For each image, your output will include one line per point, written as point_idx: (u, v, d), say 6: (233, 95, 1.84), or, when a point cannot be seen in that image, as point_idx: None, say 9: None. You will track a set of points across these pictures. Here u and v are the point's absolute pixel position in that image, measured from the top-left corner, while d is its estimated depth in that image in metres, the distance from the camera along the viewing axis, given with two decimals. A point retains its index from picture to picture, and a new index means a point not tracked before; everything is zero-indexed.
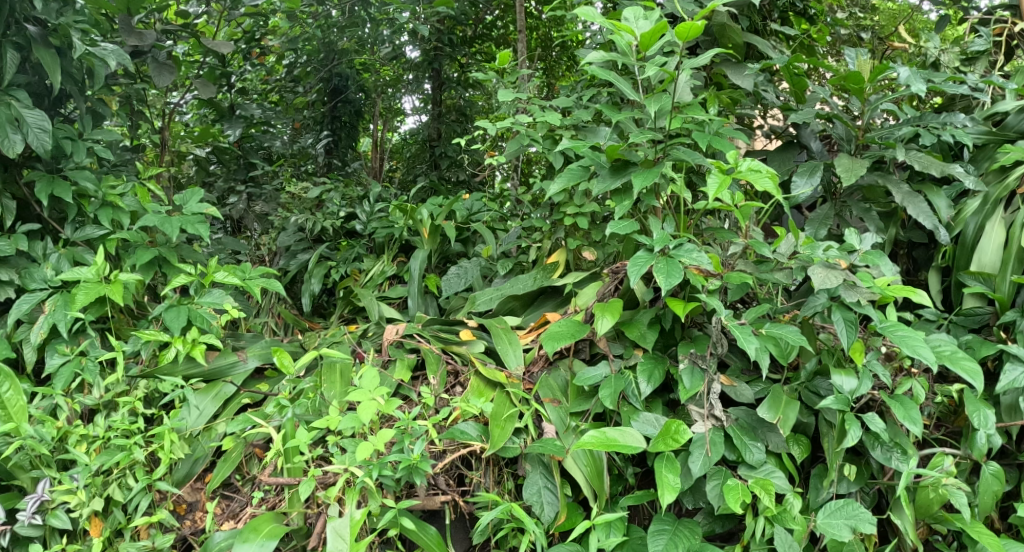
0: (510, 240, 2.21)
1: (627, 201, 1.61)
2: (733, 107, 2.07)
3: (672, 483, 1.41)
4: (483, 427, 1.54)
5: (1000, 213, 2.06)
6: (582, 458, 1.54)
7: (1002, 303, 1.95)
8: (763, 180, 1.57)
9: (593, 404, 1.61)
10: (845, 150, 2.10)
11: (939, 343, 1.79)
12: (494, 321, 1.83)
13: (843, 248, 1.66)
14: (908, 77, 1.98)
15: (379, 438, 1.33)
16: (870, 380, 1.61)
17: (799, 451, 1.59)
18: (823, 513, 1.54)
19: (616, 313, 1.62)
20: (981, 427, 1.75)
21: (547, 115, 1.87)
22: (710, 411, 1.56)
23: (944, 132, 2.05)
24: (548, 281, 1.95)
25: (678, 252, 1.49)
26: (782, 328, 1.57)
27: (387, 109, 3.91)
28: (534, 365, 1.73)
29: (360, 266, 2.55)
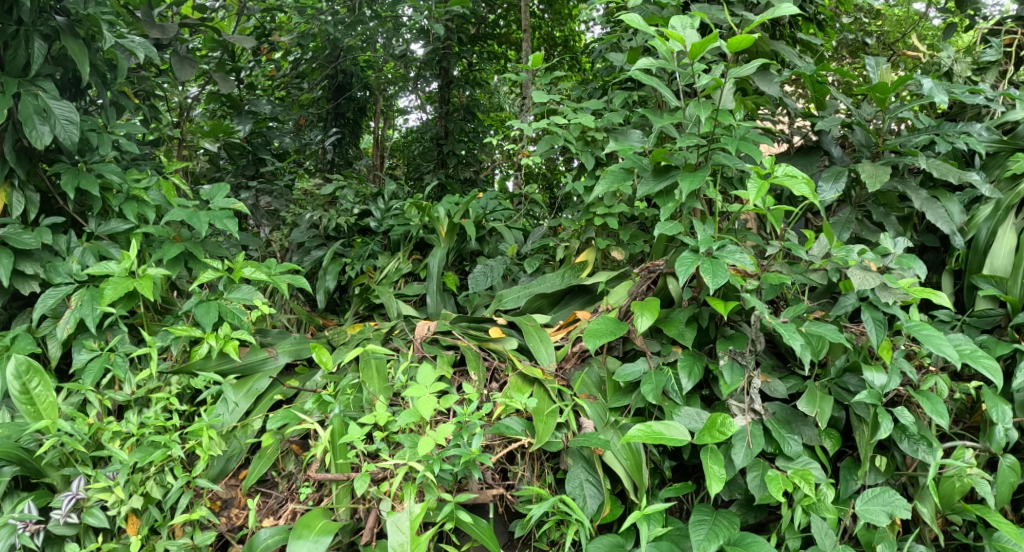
0: (535, 238, 2.34)
1: (670, 202, 1.63)
2: (757, 113, 2.08)
3: (719, 474, 1.44)
4: (527, 423, 1.56)
5: (1011, 219, 2.12)
6: (622, 452, 1.56)
7: (1014, 305, 2.01)
8: (801, 186, 1.60)
9: (632, 398, 1.63)
10: (864, 156, 2.16)
11: (960, 343, 1.84)
12: (525, 319, 1.84)
13: (878, 251, 1.72)
14: (931, 88, 2.03)
15: (440, 433, 1.34)
16: (899, 376, 1.64)
17: (832, 445, 1.62)
18: (860, 500, 1.60)
19: (654, 312, 1.64)
20: (999, 422, 1.81)
21: (582, 117, 1.89)
22: (750, 406, 1.58)
23: (959, 140, 2.08)
24: (577, 280, 1.96)
25: (722, 252, 1.52)
26: (820, 327, 1.61)
27: (387, 106, 3.92)
28: (568, 362, 1.75)
29: (376, 264, 2.54)
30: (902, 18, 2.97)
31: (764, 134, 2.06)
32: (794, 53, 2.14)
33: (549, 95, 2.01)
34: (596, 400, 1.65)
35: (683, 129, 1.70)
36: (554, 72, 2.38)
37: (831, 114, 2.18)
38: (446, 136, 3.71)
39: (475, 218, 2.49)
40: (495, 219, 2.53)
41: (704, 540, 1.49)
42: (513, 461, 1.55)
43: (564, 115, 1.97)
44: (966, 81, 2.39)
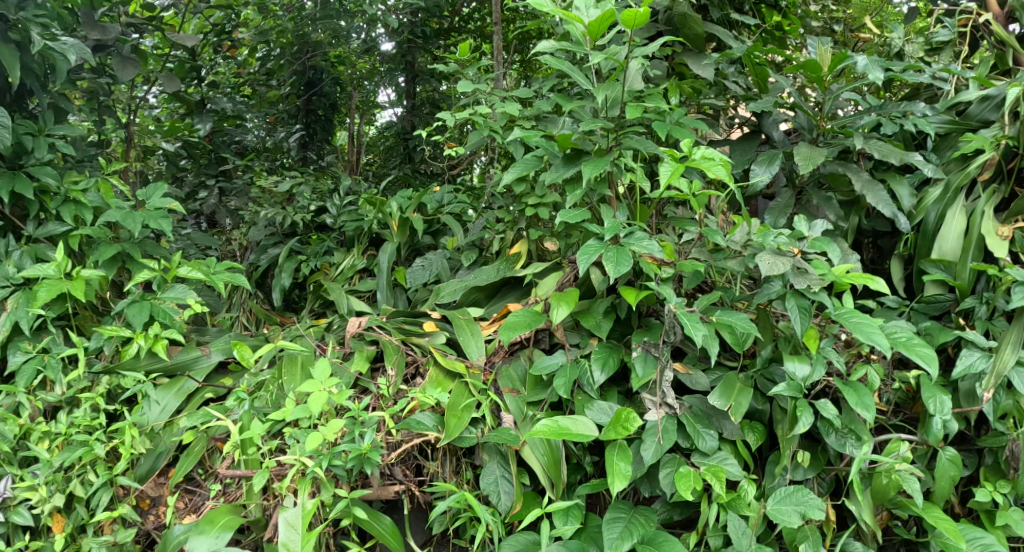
0: (477, 230, 2.73)
1: (579, 192, 2.25)
2: (695, 95, 2.59)
3: (624, 472, 1.88)
4: (439, 416, 2.00)
5: (960, 201, 2.44)
6: (541, 448, 1.98)
7: (963, 290, 2.34)
8: (713, 168, 2.11)
9: (548, 394, 2.08)
10: (807, 138, 2.49)
11: (896, 331, 2.20)
12: (458, 314, 2.32)
13: (795, 235, 2.23)
14: (866, 66, 2.28)
15: (327, 431, 1.70)
16: (824, 366, 2.18)
17: (753, 439, 2.20)
18: (775, 502, 2.09)
19: (572, 303, 2.08)
20: (938, 412, 2.15)
21: (509, 109, 2.50)
22: (663, 401, 2.05)
23: (906, 122, 2.41)
24: (512, 273, 2.42)
25: (630, 242, 2.02)
26: (732, 318, 2.18)
27: (363, 102, 3.99)
28: (496, 355, 2.21)
29: (331, 260, 2.75)
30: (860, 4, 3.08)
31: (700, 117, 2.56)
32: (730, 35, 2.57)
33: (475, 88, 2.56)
34: (519, 395, 2.11)
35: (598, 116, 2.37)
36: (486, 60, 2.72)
37: (771, 98, 2.50)
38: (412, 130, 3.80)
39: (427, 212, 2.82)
40: (448, 212, 2.86)
41: (619, 538, 1.92)
42: (427, 457, 2.00)
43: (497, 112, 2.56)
44: (918, 61, 2.57)
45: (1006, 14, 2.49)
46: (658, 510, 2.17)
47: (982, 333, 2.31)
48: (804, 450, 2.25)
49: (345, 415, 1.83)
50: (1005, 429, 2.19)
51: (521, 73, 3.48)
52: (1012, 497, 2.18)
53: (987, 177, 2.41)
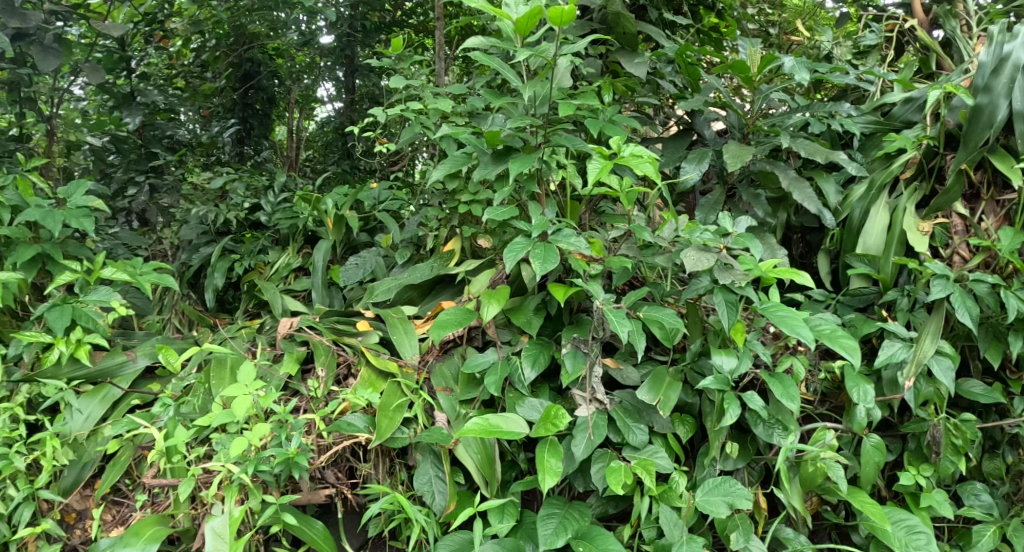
0: (411, 228, 2.86)
1: (509, 193, 2.44)
2: (629, 93, 2.66)
3: (552, 467, 2.19)
4: (370, 418, 2.30)
5: (883, 198, 2.55)
6: (475, 446, 2.28)
7: (885, 283, 2.43)
8: (639, 164, 2.29)
9: (479, 392, 2.45)
10: (736, 137, 2.62)
11: (820, 324, 2.29)
12: (390, 313, 2.61)
13: (720, 232, 2.38)
14: (793, 67, 2.39)
15: (253, 436, 1.85)
16: (749, 358, 2.31)
17: (682, 432, 2.38)
18: (702, 493, 2.22)
19: (500, 301, 2.47)
20: (861, 401, 2.24)
21: (441, 103, 2.56)
22: (591, 395, 2.37)
23: (832, 122, 2.53)
24: (443, 271, 2.70)
25: (558, 239, 2.38)
26: (658, 315, 2.36)
27: (302, 96, 4.15)
28: (430, 354, 2.56)
29: (265, 259, 2.81)
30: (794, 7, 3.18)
31: (631, 118, 2.62)
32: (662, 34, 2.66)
33: (406, 82, 2.56)
34: (452, 392, 2.47)
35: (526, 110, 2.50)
36: (422, 56, 2.73)
37: (704, 96, 2.57)
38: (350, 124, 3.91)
39: (361, 208, 2.90)
40: (385, 209, 2.95)
41: (552, 533, 2.11)
42: (360, 459, 2.29)
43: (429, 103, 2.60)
44: (846, 64, 2.66)
45: (930, 20, 2.59)
46: (593, 504, 2.33)
47: (904, 325, 2.39)
48: (733, 441, 2.37)
49: (272, 420, 1.95)
50: (926, 415, 2.29)
51: (461, 69, 3.43)
52: (934, 480, 2.28)
53: (909, 176, 2.52)
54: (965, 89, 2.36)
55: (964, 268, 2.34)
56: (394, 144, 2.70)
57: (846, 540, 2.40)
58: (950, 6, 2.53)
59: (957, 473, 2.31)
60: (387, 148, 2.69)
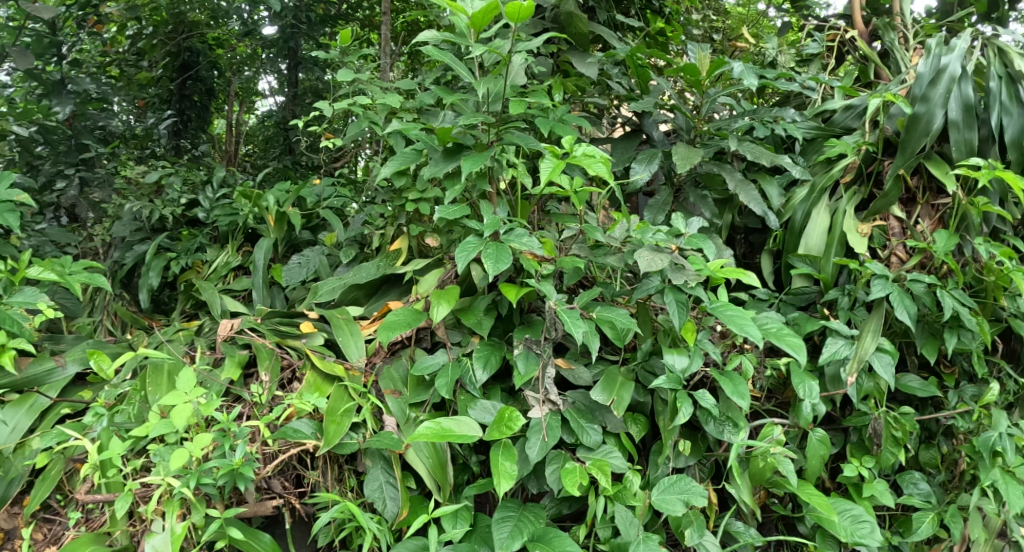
0: (357, 227, 2.82)
1: (458, 189, 2.42)
2: (579, 93, 2.69)
3: (506, 471, 2.28)
4: (317, 423, 2.31)
5: (824, 201, 2.61)
6: (425, 451, 2.35)
7: (827, 283, 2.50)
8: (591, 165, 2.30)
9: (430, 395, 2.48)
10: (684, 139, 2.67)
11: (767, 323, 2.36)
12: (335, 314, 2.59)
13: (673, 233, 2.46)
14: (741, 72, 2.45)
15: (193, 448, 1.84)
16: (699, 357, 2.42)
17: (636, 431, 2.48)
18: (658, 492, 2.29)
19: (449, 301, 2.44)
20: (806, 397, 2.31)
21: (388, 98, 2.50)
22: (546, 397, 2.44)
23: (776, 126, 2.57)
24: (391, 271, 2.67)
25: (510, 238, 2.42)
26: (612, 314, 2.43)
27: (243, 89, 4.22)
28: (377, 356, 2.57)
29: (203, 258, 2.73)
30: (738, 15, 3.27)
31: (582, 117, 2.67)
32: (613, 36, 2.67)
33: (354, 75, 2.49)
34: (400, 395, 2.49)
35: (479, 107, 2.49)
36: (369, 49, 2.67)
37: (650, 98, 2.62)
38: (292, 119, 3.77)
39: (304, 205, 2.83)
40: (328, 207, 2.89)
41: (507, 537, 2.21)
42: (307, 467, 2.31)
43: (375, 98, 2.55)
44: (789, 71, 2.70)
45: (869, 32, 2.67)
46: (547, 505, 2.40)
47: (845, 322, 2.46)
48: (686, 439, 2.46)
49: (213, 428, 1.96)
50: (867, 408, 2.35)
51: (408, 65, 3.41)
52: (875, 471, 2.35)
53: (849, 180, 2.59)
54: (903, 97, 2.42)
55: (902, 269, 2.41)
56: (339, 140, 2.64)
57: (793, 531, 2.48)
58: (889, 19, 2.62)
59: (896, 464, 2.37)
60: (333, 144, 2.63)
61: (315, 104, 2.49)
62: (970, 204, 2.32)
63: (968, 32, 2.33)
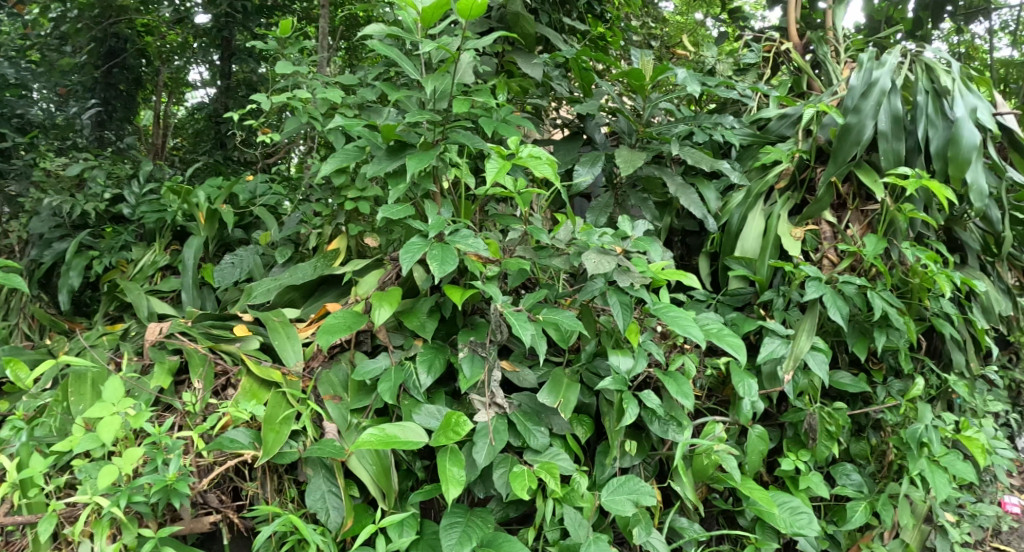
0: (293, 225, 2.74)
1: (402, 188, 2.40)
2: (523, 94, 2.68)
3: (454, 477, 2.27)
4: (254, 432, 2.29)
5: (759, 205, 2.65)
6: (368, 458, 2.35)
7: (762, 285, 2.54)
8: (536, 166, 2.31)
9: (371, 400, 2.45)
10: (627, 142, 2.69)
11: (708, 324, 2.41)
12: (270, 316, 2.53)
13: (620, 235, 2.51)
14: (685, 79, 2.51)
15: (123, 465, 1.92)
16: (644, 357, 2.48)
17: (582, 432, 2.53)
18: (607, 493, 2.36)
19: (391, 304, 2.41)
20: (746, 395, 2.39)
21: (329, 93, 2.47)
22: (491, 400, 2.44)
23: (715, 132, 2.61)
24: (329, 272, 2.61)
25: (456, 240, 2.40)
26: (558, 317, 2.45)
27: (173, 80, 4.12)
28: (315, 360, 2.51)
29: (128, 257, 2.64)
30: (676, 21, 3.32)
31: (526, 117, 2.68)
32: (558, 38, 2.69)
33: (293, 67, 2.46)
34: (340, 400, 2.45)
35: (425, 105, 2.47)
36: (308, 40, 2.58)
37: (595, 100, 2.68)
38: (223, 111, 3.81)
39: (234, 201, 2.73)
40: (261, 204, 2.81)
41: (457, 543, 2.27)
42: (245, 479, 2.30)
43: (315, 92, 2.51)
44: (726, 80, 2.70)
45: (803, 44, 2.76)
46: (494, 509, 2.44)
47: (780, 323, 2.52)
48: (631, 439, 2.53)
49: (144, 442, 2.05)
50: (802, 405, 2.43)
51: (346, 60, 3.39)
52: (811, 464, 2.42)
53: (783, 186, 2.65)
54: (834, 108, 2.50)
55: (834, 272, 2.48)
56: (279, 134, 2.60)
57: (733, 523, 2.56)
58: (822, 33, 2.70)
59: (829, 456, 2.45)
60: (270, 140, 2.58)
61: (252, 96, 2.44)
62: (897, 211, 2.38)
63: (897, 48, 2.42)
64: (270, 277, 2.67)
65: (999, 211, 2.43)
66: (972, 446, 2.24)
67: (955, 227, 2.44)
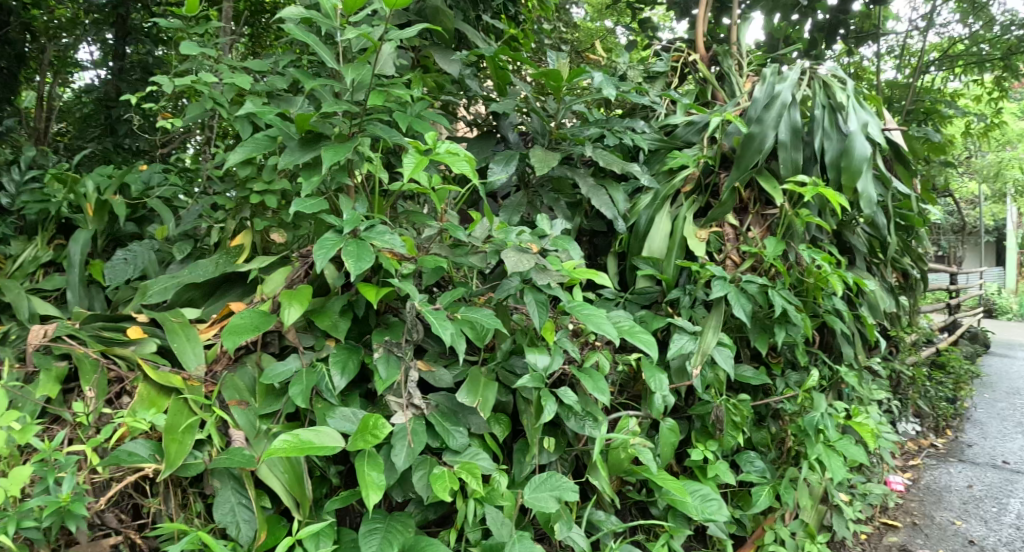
0: (191, 218, 2.64)
1: (314, 182, 2.33)
2: (438, 89, 2.70)
3: (375, 483, 2.20)
4: (156, 444, 2.15)
5: (666, 207, 2.77)
6: (281, 467, 2.23)
7: (668, 284, 2.65)
8: (454, 162, 2.29)
9: (282, 404, 2.34)
10: (541, 143, 2.74)
11: (620, 321, 2.48)
12: (169, 317, 2.36)
13: (539, 235, 2.56)
14: (601, 83, 2.59)
15: (9, 484, 1.85)
16: (559, 354, 2.51)
17: (499, 431, 2.52)
18: (529, 490, 2.38)
19: (301, 303, 2.33)
20: (657, 390, 2.44)
21: (238, 79, 2.37)
22: (408, 402, 2.42)
23: (625, 136, 2.68)
24: (231, 270, 2.48)
25: (372, 235, 2.36)
26: (475, 315, 2.45)
27: (59, 57, 4.52)
28: (218, 364, 2.38)
29: (7, 251, 2.51)
30: (587, 31, 3.46)
31: (441, 113, 2.68)
32: (476, 36, 2.70)
33: (198, 49, 2.33)
34: (247, 406, 2.32)
35: (342, 95, 2.41)
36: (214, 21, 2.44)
37: (510, 100, 2.69)
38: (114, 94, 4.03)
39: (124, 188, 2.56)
40: (155, 196, 2.68)
41: (378, 548, 2.22)
42: (146, 495, 2.16)
43: (221, 77, 2.39)
44: (636, 86, 2.79)
45: (710, 56, 2.92)
46: (413, 513, 2.41)
47: (687, 320, 2.63)
48: (549, 436, 2.56)
49: (30, 458, 1.97)
50: (709, 398, 2.54)
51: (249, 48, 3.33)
52: (718, 453, 2.55)
53: (689, 190, 2.78)
54: (738, 117, 2.66)
55: (736, 272, 2.61)
56: (178, 119, 2.44)
57: (646, 513, 2.65)
58: (727, 46, 2.86)
59: (734, 445, 2.59)
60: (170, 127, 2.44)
61: (151, 78, 2.30)
62: (795, 215, 2.56)
63: (798, 65, 2.60)
64: (166, 274, 2.54)
65: (885, 218, 2.63)
66: (863, 430, 2.44)
67: (846, 231, 2.65)
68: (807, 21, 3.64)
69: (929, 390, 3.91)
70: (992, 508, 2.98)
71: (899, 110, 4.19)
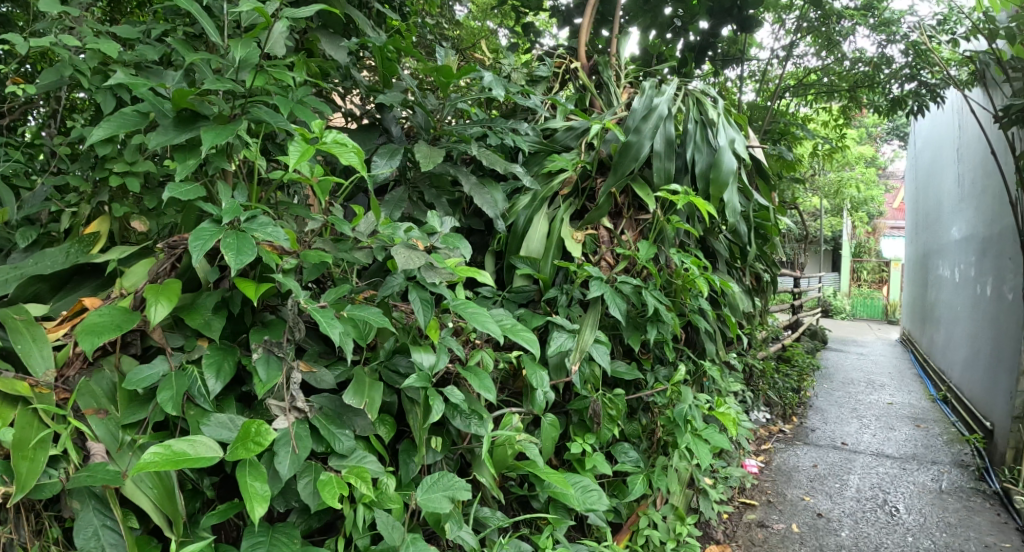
0: (37, 200, 2.40)
1: (189, 165, 2.10)
2: (323, 76, 2.57)
3: (259, 494, 2.01)
4: (5, 464, 1.88)
5: (543, 209, 2.83)
6: (147, 483, 1.97)
7: (545, 283, 2.70)
8: (345, 153, 2.17)
9: (148, 412, 2.04)
10: (422, 138, 2.66)
11: (507, 320, 2.46)
12: (10, 314, 2.04)
13: (429, 232, 2.49)
14: (490, 82, 2.59)
15: None
16: (444, 353, 2.42)
17: (384, 433, 2.37)
18: (422, 491, 2.33)
19: (170, 300, 2.05)
20: (539, 385, 2.50)
21: (103, 45, 2.12)
22: (291, 406, 2.20)
23: (506, 136, 2.70)
24: (84, 260, 2.18)
25: (253, 227, 2.11)
26: (359, 313, 2.30)
27: None
28: (70, 368, 2.04)
29: None
30: (470, 30, 3.49)
31: (319, 97, 2.46)
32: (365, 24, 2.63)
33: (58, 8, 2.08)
34: (107, 415, 2.02)
35: (223, 72, 2.20)
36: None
37: (395, 92, 2.63)
38: None
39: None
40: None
41: None
42: None
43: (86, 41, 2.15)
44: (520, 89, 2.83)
45: (590, 65, 3.12)
46: (297, 522, 2.24)
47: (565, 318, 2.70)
48: (437, 435, 2.51)
49: None
50: (587, 393, 2.64)
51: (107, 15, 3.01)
52: (595, 445, 2.66)
53: (567, 192, 2.87)
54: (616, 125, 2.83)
55: (612, 272, 2.74)
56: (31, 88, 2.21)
57: (527, 507, 2.70)
58: (606, 58, 3.08)
59: (609, 437, 2.72)
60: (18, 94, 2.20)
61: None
62: (666, 221, 2.75)
63: (674, 81, 2.80)
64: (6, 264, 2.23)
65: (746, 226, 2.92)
66: (726, 419, 2.69)
67: (711, 237, 2.93)
68: (678, 42, 3.92)
69: (778, 382, 4.98)
70: (836, 485, 3.79)
71: (754, 129, 4.61)
